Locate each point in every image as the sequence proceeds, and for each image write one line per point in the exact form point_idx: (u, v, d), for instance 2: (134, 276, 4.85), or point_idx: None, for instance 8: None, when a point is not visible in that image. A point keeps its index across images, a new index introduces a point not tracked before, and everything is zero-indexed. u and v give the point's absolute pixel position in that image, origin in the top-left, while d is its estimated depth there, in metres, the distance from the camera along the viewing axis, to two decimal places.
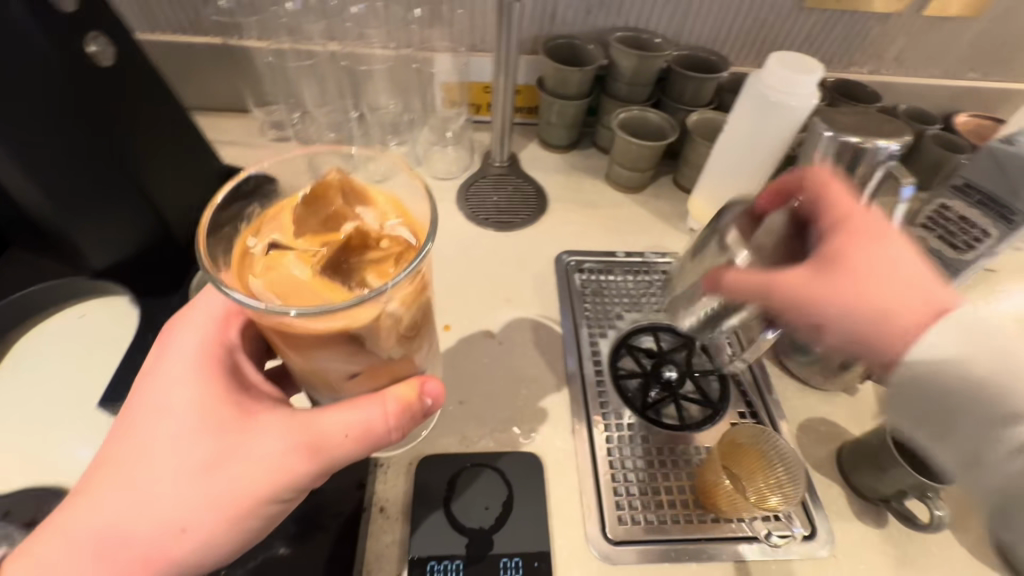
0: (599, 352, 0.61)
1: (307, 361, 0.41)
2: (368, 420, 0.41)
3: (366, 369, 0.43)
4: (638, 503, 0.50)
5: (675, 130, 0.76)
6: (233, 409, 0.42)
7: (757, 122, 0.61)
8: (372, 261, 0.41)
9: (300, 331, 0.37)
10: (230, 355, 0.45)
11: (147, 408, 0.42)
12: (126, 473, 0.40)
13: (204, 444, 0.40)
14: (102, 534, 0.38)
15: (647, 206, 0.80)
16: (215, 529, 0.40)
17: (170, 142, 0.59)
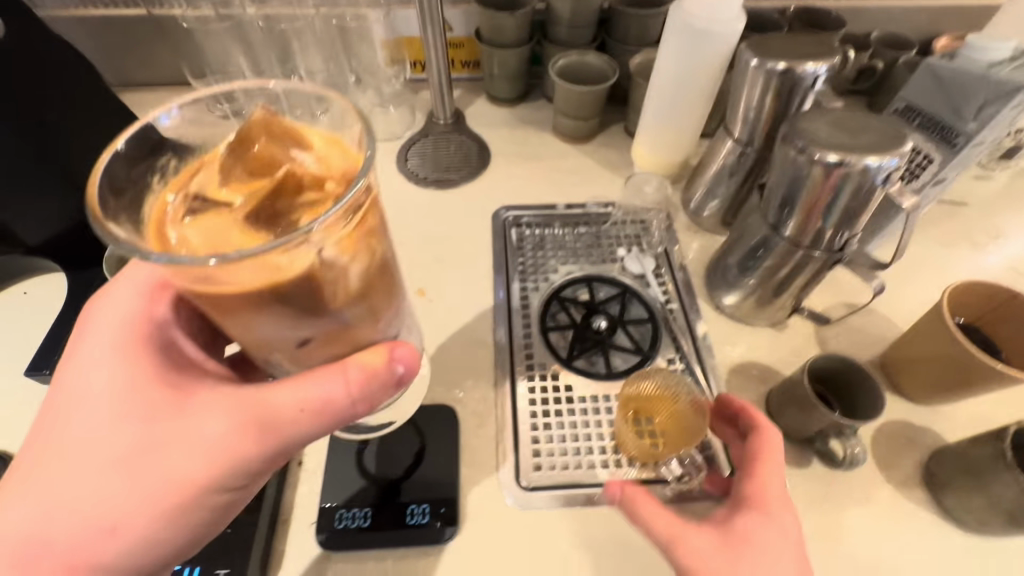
0: (529, 305, 0.61)
1: (244, 322, 0.40)
2: (322, 394, 0.41)
3: (321, 334, 0.42)
4: (556, 450, 0.50)
5: (615, 72, 0.72)
6: (171, 390, 0.42)
7: (686, 56, 0.58)
8: (307, 202, 0.38)
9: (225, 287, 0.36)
10: (166, 333, 0.45)
11: (74, 394, 0.41)
12: (53, 470, 0.39)
13: (140, 428, 0.39)
14: (27, 534, 0.37)
15: (594, 157, 0.77)
16: (155, 522, 0.39)
17: (89, 115, 0.59)
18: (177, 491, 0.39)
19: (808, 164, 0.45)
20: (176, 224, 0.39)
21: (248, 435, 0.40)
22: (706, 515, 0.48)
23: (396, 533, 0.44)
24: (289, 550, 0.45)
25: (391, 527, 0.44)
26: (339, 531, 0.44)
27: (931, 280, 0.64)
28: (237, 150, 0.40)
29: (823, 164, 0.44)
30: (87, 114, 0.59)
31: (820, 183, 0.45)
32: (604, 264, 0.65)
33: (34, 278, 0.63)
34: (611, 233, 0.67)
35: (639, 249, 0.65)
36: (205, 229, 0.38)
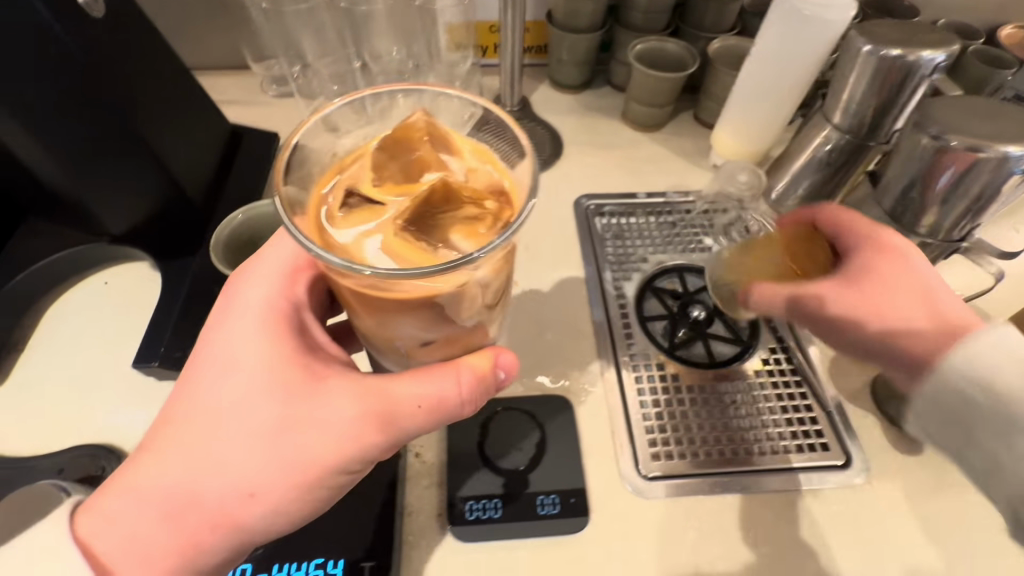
0: (624, 294, 0.60)
1: (379, 325, 0.40)
2: (442, 394, 0.40)
3: (442, 339, 0.41)
4: (671, 441, 0.50)
5: (695, 61, 0.71)
6: (302, 371, 0.41)
7: (788, 41, 0.58)
8: (466, 223, 0.39)
9: (381, 294, 0.36)
10: (301, 315, 0.45)
11: (214, 363, 0.42)
12: (197, 435, 0.40)
13: (271, 405, 0.39)
14: (171, 492, 0.38)
15: (667, 145, 0.77)
16: (281, 498, 0.39)
17: (179, 97, 0.57)
18: (302, 473, 0.39)
19: (940, 152, 0.45)
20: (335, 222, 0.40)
21: (371, 426, 0.39)
22: (823, 502, 0.49)
23: (529, 523, 0.44)
24: (420, 542, 0.45)
25: (524, 517, 0.44)
26: (471, 522, 0.44)
27: (1012, 269, 0.65)
28: (397, 150, 0.42)
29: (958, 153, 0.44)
30: (177, 96, 0.57)
31: (951, 173, 0.45)
32: (693, 254, 0.64)
33: (113, 267, 0.61)
34: (695, 222, 0.67)
35: (727, 239, 0.65)
36: (360, 230, 0.39)
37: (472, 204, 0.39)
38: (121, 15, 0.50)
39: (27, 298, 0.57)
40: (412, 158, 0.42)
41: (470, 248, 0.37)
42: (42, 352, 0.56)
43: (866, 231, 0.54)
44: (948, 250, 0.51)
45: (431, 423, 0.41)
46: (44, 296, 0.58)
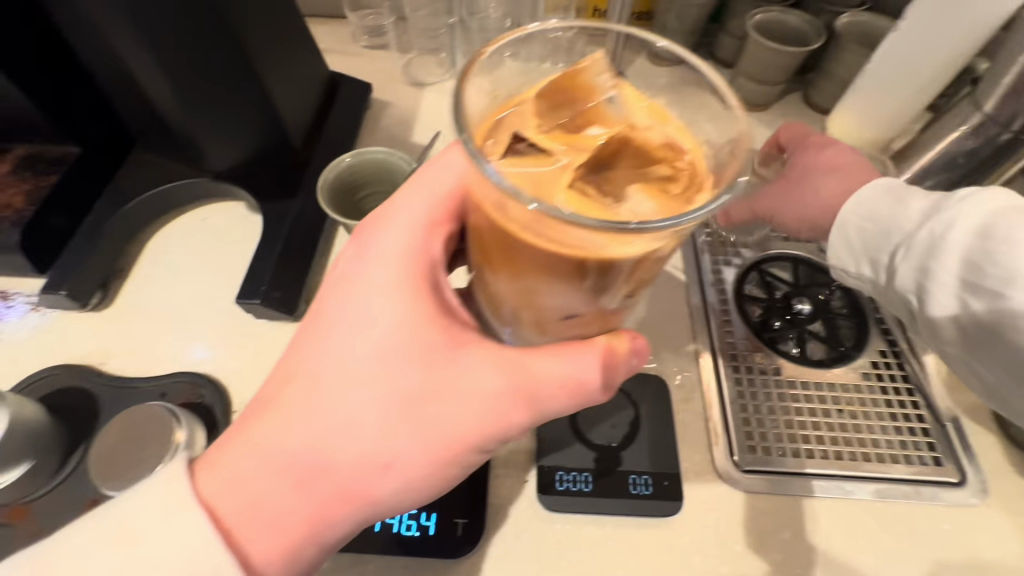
0: (723, 279, 0.57)
1: (520, 287, 0.37)
2: (582, 373, 0.39)
3: (586, 315, 0.39)
4: (770, 436, 0.48)
5: (821, 37, 0.66)
6: (446, 337, 0.39)
7: (945, 18, 0.52)
8: (642, 191, 0.36)
9: (547, 245, 0.32)
10: (434, 275, 0.42)
11: (355, 319, 0.39)
12: (336, 396, 0.37)
13: (413, 369, 0.38)
14: (310, 450, 0.36)
15: (772, 127, 0.72)
16: (418, 469, 0.38)
17: (289, 34, 0.56)
18: (441, 444, 0.37)
19: None
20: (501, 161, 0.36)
21: (513, 404, 0.38)
22: (935, 519, 0.46)
23: (621, 501, 0.44)
24: (507, 505, 0.45)
25: (616, 495, 0.44)
26: (561, 493, 0.44)
27: None
28: (568, 100, 0.39)
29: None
30: (288, 34, 0.56)
31: None
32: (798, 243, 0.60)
33: (211, 205, 0.62)
34: None
35: None
36: (528, 172, 0.35)
37: (660, 168, 0.37)
38: None
39: (132, 227, 0.58)
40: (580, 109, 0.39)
41: (649, 212, 0.34)
42: (141, 282, 0.57)
43: None
44: None
45: (564, 406, 0.40)
46: (145, 227, 0.60)
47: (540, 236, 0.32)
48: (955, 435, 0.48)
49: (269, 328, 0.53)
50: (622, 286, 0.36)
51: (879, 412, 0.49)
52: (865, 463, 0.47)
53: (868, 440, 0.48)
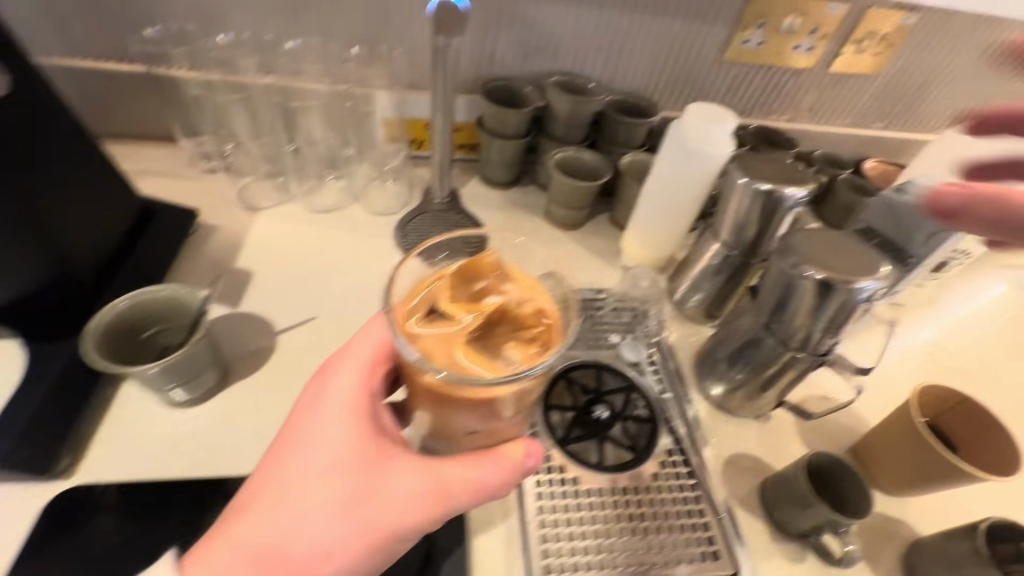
0: (532, 389, 0.61)
1: (438, 416, 0.44)
2: (488, 477, 0.46)
3: (486, 430, 0.45)
4: (562, 551, 0.50)
5: (608, 171, 0.78)
6: (378, 451, 0.44)
7: (682, 170, 0.64)
8: (522, 338, 0.43)
9: (453, 393, 0.40)
10: (377, 401, 0.47)
11: (305, 435, 0.45)
12: (286, 501, 0.42)
13: (349, 483, 0.43)
14: (262, 549, 0.41)
15: (584, 244, 0.82)
16: (350, 561, 0.43)
17: (79, 172, 0.55)
18: (371, 541, 0.42)
19: (799, 277, 0.50)
20: (413, 331, 0.43)
21: (433, 504, 0.44)
22: None
23: None
24: None
25: None
26: None
27: (884, 374, 0.71)
28: (469, 275, 0.45)
29: (810, 278, 0.49)
30: (77, 171, 0.55)
31: (808, 295, 0.51)
32: (600, 350, 0.67)
33: None
34: (604, 321, 0.70)
35: (633, 338, 0.68)
36: (437, 337, 0.42)
37: (528, 327, 0.43)
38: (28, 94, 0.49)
39: None
40: (476, 281, 0.45)
41: (525, 357, 0.42)
42: None
43: (745, 341, 0.59)
44: (818, 362, 0.56)
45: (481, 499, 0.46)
46: None
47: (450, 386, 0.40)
48: (729, 528, 0.53)
49: (24, 491, 0.48)
50: (512, 410, 0.44)
51: (666, 511, 0.53)
52: (652, 567, 0.50)
53: (655, 540, 0.51)
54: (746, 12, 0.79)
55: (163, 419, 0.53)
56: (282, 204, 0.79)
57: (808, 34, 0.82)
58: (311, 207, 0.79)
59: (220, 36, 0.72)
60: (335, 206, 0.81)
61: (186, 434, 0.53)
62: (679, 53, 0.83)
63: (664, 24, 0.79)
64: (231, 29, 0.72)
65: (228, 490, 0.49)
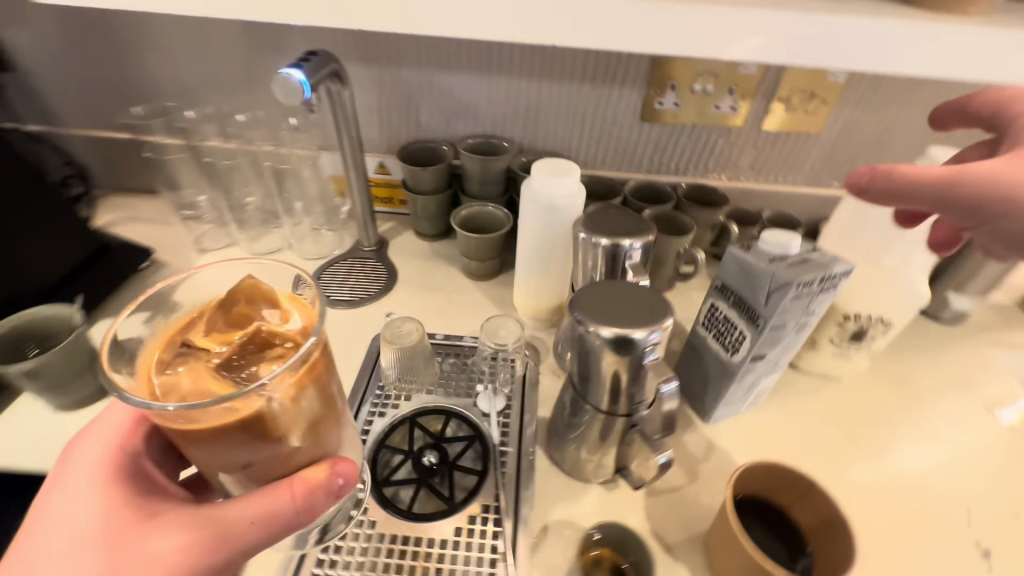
0: (371, 430, 0.62)
1: (207, 455, 0.40)
2: (273, 504, 0.41)
3: (265, 459, 0.42)
4: None
5: (509, 221, 0.81)
6: (134, 515, 0.41)
7: (542, 224, 0.65)
8: (273, 356, 0.43)
9: (191, 427, 0.38)
10: (136, 462, 0.45)
11: (48, 522, 0.41)
12: None
13: (89, 559, 0.38)
14: None
15: (489, 294, 0.83)
16: None
17: (33, 214, 0.69)
18: None
19: (590, 337, 0.47)
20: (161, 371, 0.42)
21: (203, 554, 0.39)
22: None
23: None
24: None
25: None
26: None
27: (782, 453, 0.63)
28: (227, 303, 0.46)
29: (601, 337, 0.46)
30: (31, 213, 0.69)
31: (600, 354, 0.47)
32: (457, 397, 0.66)
33: None
34: (473, 368, 0.70)
35: (495, 388, 0.67)
36: (184, 372, 0.42)
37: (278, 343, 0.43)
38: None
39: None
40: (234, 308, 0.46)
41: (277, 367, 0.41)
42: None
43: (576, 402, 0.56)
44: (633, 425, 0.51)
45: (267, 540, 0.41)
46: None
47: (180, 420, 0.38)
48: None
49: None
50: (288, 432, 0.40)
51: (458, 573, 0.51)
52: None
53: None
54: (653, 76, 0.80)
55: (39, 420, 0.61)
56: (229, 248, 0.91)
57: (726, 94, 0.81)
58: (251, 251, 0.89)
59: (191, 111, 0.88)
60: (273, 251, 0.91)
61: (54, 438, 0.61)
62: (593, 117, 0.86)
63: (573, 90, 0.83)
64: (200, 105, 0.89)
65: None
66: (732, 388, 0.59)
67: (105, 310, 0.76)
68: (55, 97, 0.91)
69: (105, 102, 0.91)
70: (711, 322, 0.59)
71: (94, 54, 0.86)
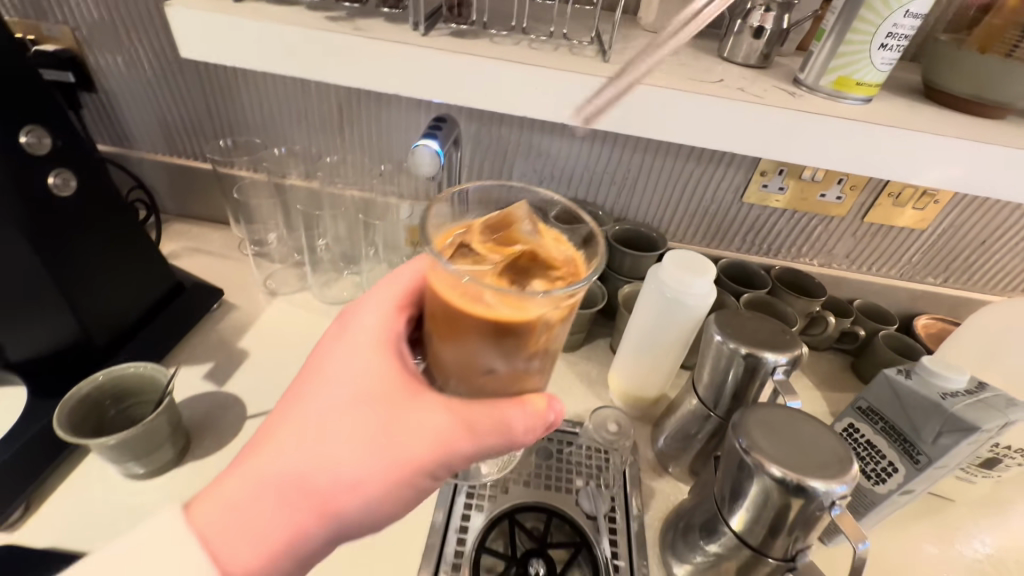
0: (468, 526, 0.57)
1: (462, 358, 0.37)
2: (512, 414, 0.37)
3: (506, 378, 0.38)
4: None
5: (602, 297, 0.78)
6: (402, 381, 0.37)
7: (660, 316, 0.61)
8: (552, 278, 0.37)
9: (476, 314, 0.34)
10: (402, 337, 0.41)
11: (325, 377, 0.38)
12: (298, 428, 0.35)
13: (373, 415, 0.35)
14: (289, 474, 0.34)
15: (575, 368, 0.79)
16: (374, 498, 0.35)
17: (120, 254, 0.65)
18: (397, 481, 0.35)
19: (755, 468, 0.42)
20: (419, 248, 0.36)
21: (458, 438, 0.36)
22: None
23: None
24: None
25: None
26: None
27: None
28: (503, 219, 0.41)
29: (769, 474, 0.41)
30: (116, 251, 0.65)
31: (772, 492, 0.42)
32: (558, 493, 0.61)
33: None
34: (571, 460, 0.64)
35: (598, 484, 0.62)
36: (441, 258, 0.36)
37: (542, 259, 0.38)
38: (89, 194, 0.61)
39: None
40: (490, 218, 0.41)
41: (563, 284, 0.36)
42: None
43: (703, 526, 0.51)
44: (786, 567, 0.46)
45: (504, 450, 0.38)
46: None
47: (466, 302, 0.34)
48: None
49: None
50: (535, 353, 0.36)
51: None
52: None
53: None
54: (763, 160, 0.78)
55: (111, 487, 0.55)
56: (299, 292, 0.87)
57: (835, 184, 0.79)
58: (322, 298, 0.85)
59: (277, 149, 0.87)
60: (345, 299, 0.86)
61: (123, 508, 0.54)
62: (693, 193, 0.83)
63: (677, 165, 0.80)
64: (286, 143, 0.87)
65: None
66: (867, 521, 0.54)
67: (175, 354, 0.72)
68: (133, 119, 0.88)
69: (186, 128, 0.88)
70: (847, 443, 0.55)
71: (181, 84, 0.83)
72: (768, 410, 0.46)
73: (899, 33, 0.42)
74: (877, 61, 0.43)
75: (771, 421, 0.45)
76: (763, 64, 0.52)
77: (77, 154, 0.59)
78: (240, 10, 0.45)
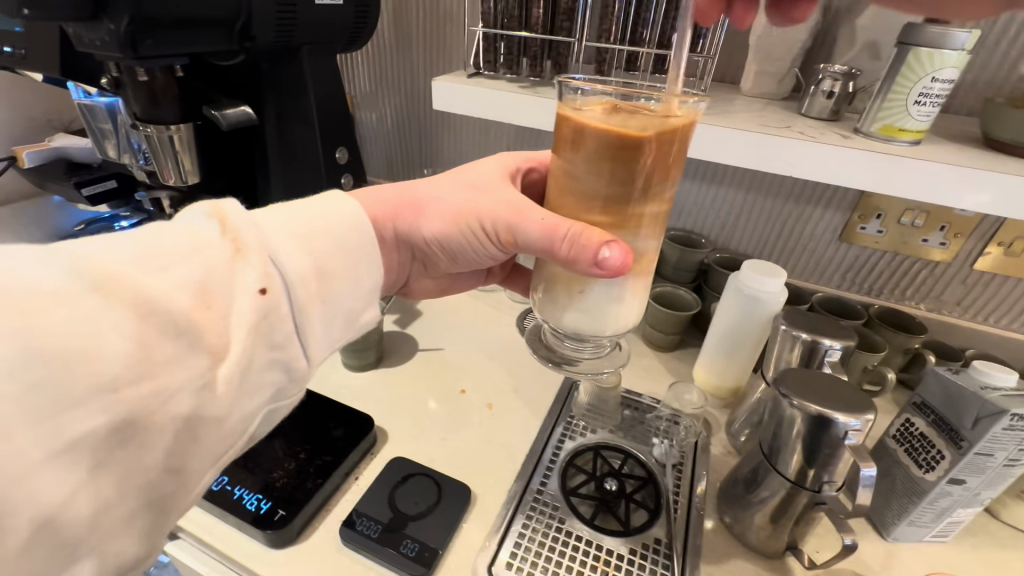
0: (562, 448, 0.75)
1: (569, 173, 0.47)
2: (549, 218, 0.50)
3: (598, 201, 0.46)
4: (526, 558, 0.61)
5: (696, 306, 0.93)
6: (501, 182, 0.60)
7: (739, 311, 0.75)
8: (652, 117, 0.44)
9: (580, 131, 0.45)
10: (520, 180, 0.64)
11: (469, 167, 0.63)
12: (440, 180, 0.62)
13: (473, 181, 0.60)
14: (415, 192, 0.60)
15: (666, 364, 0.93)
16: (441, 219, 0.59)
17: None
18: (457, 215, 0.58)
19: (790, 408, 0.55)
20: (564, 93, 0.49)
21: (503, 211, 0.54)
22: None
23: (392, 556, 0.58)
24: (319, 528, 0.62)
25: (390, 547, 0.59)
26: (356, 530, 0.60)
27: None
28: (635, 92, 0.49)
29: (806, 410, 0.53)
30: None
31: (801, 427, 0.55)
32: (637, 444, 0.76)
33: None
34: (652, 423, 0.79)
35: (671, 443, 0.76)
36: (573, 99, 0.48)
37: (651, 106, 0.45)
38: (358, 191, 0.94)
39: None
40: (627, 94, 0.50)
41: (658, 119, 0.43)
42: None
43: (751, 470, 0.63)
44: (818, 502, 0.56)
45: (543, 242, 0.50)
46: None
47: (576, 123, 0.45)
48: None
49: None
50: (623, 175, 0.44)
51: None
52: None
53: None
54: (861, 204, 0.88)
55: (335, 369, 0.85)
56: None
57: (937, 230, 0.85)
58: None
59: None
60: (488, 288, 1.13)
61: (341, 384, 0.83)
62: (791, 229, 0.95)
63: (777, 204, 0.94)
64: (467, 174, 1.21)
65: (337, 409, 0.73)
66: (919, 508, 0.60)
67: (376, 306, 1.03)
68: (372, 154, 1.30)
69: (403, 161, 1.27)
70: (904, 437, 0.62)
71: (406, 131, 1.22)
72: (806, 372, 0.58)
73: (930, 94, 0.56)
74: (915, 113, 0.57)
75: (805, 377, 0.57)
76: (833, 118, 0.67)
77: (357, 162, 0.93)
78: (472, 83, 0.76)
